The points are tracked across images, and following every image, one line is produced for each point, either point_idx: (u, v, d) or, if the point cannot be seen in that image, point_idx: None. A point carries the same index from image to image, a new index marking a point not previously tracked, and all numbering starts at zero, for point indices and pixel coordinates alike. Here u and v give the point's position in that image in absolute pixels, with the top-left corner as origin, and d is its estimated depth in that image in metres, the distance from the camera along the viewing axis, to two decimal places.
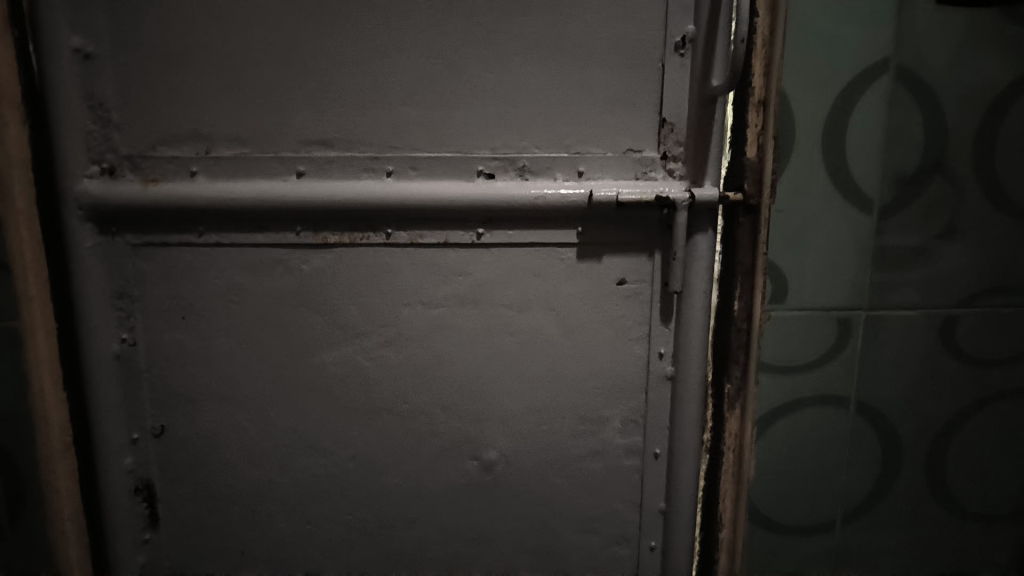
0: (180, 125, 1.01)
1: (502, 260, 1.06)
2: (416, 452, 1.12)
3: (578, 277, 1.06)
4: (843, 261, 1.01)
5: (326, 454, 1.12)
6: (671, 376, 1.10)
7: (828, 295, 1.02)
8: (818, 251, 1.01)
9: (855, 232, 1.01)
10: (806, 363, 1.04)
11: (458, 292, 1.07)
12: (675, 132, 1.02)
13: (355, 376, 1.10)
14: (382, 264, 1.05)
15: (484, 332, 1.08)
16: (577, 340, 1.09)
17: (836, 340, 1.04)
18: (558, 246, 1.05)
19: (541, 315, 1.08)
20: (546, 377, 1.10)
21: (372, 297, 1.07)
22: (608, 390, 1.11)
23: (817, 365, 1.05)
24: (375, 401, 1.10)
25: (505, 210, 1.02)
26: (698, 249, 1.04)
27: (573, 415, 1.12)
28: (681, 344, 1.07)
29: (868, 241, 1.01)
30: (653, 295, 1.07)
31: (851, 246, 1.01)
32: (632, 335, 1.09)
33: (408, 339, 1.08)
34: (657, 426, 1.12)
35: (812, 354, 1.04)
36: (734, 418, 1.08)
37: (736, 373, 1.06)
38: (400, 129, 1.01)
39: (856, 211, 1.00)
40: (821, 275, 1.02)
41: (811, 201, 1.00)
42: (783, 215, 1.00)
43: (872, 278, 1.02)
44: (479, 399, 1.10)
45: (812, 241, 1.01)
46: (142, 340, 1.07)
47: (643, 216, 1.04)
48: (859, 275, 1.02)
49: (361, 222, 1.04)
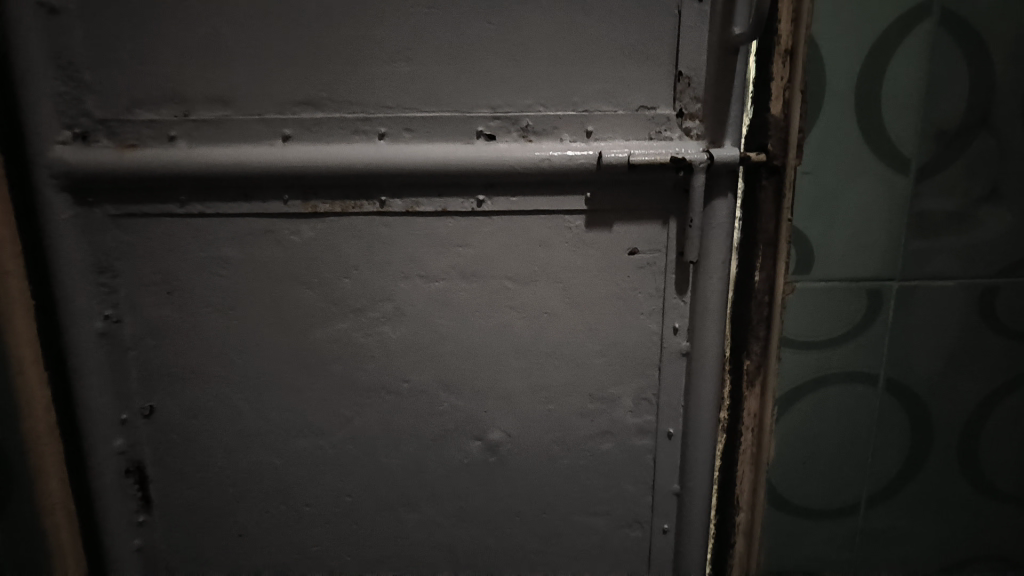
0: (156, 86, 0.94)
1: (504, 230, 0.99)
2: (417, 433, 1.07)
3: (587, 247, 0.99)
4: (875, 226, 0.93)
5: (323, 435, 1.07)
6: (686, 352, 1.03)
7: (858, 265, 0.94)
8: (847, 216, 0.93)
9: (888, 195, 0.92)
10: (833, 338, 0.97)
11: (458, 264, 1.00)
12: (692, 87, 0.94)
13: (350, 353, 1.04)
14: (377, 234, 0.99)
15: (487, 307, 1.02)
16: (586, 315, 1.02)
17: (865, 314, 0.96)
18: (565, 213, 0.97)
19: (547, 288, 1.01)
20: (553, 354, 1.03)
21: (366, 270, 1.00)
22: (620, 367, 1.04)
23: (843, 341, 0.97)
24: (373, 380, 1.05)
25: (507, 175, 0.95)
26: (716, 216, 0.96)
27: (582, 394, 1.05)
28: (696, 318, 1.00)
29: (904, 205, 0.92)
30: (668, 266, 1.00)
31: (883, 211, 0.93)
32: (644, 309, 1.02)
33: (406, 314, 1.02)
34: (671, 404, 1.06)
35: (839, 328, 0.96)
36: (754, 397, 1.01)
37: (757, 348, 0.98)
38: (393, 88, 0.94)
39: (890, 173, 0.91)
40: (850, 243, 0.93)
41: (840, 162, 0.91)
42: (809, 177, 0.91)
43: (907, 245, 0.94)
44: (482, 377, 1.04)
45: (841, 206, 0.92)
46: (127, 317, 1.02)
47: (658, 180, 0.96)
48: (891, 243, 0.93)
49: (353, 189, 0.97)
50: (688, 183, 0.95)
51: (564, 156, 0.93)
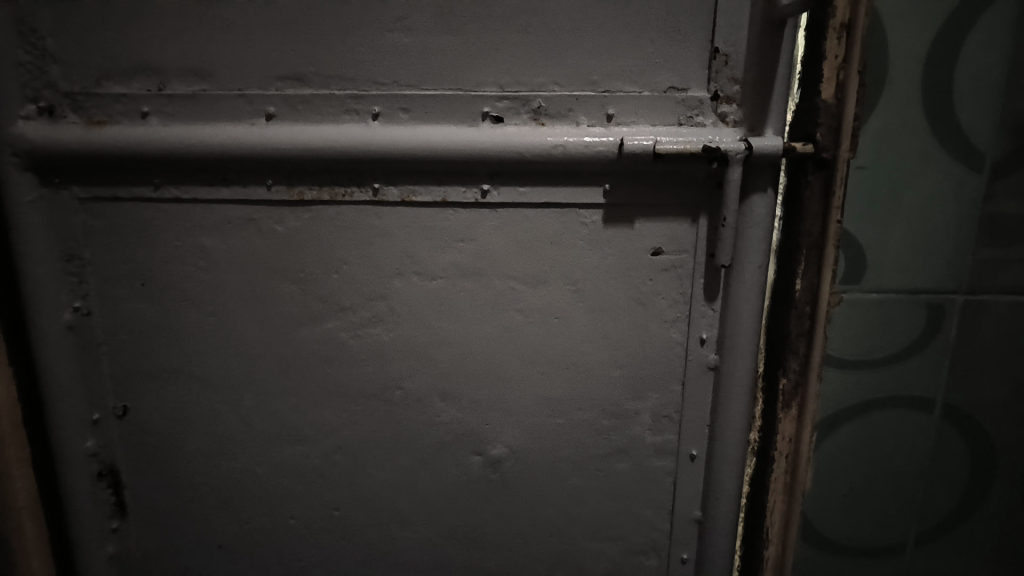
0: (127, 55, 0.84)
1: (510, 224, 0.88)
2: (412, 445, 0.97)
3: (604, 245, 0.88)
4: (939, 231, 0.80)
5: (310, 444, 0.98)
6: (713, 366, 0.91)
7: (916, 274, 0.82)
8: (907, 218, 0.80)
9: (956, 196, 0.79)
10: (883, 357, 0.85)
11: (460, 261, 0.90)
12: (730, 66, 0.81)
13: (339, 356, 0.94)
14: (369, 226, 0.89)
15: (491, 309, 0.91)
16: (601, 321, 0.91)
17: (922, 332, 0.84)
18: (580, 207, 0.86)
19: (559, 291, 0.90)
20: (564, 363, 0.93)
21: (358, 265, 0.91)
22: (638, 380, 0.93)
23: (895, 361, 0.85)
24: (364, 385, 0.95)
25: (514, 164, 0.84)
26: (753, 215, 0.84)
27: (595, 409, 0.94)
28: (727, 329, 0.89)
29: (974, 207, 0.80)
30: (696, 270, 0.88)
31: (950, 213, 0.80)
32: (667, 317, 0.91)
33: (401, 315, 0.92)
34: (694, 424, 0.94)
35: (892, 345, 0.84)
36: (789, 419, 0.89)
37: (795, 366, 0.87)
38: (389, 62, 0.83)
39: (960, 169, 0.78)
40: (909, 249, 0.81)
41: (902, 155, 0.78)
42: (864, 172, 0.79)
43: (975, 253, 0.81)
44: (484, 386, 0.94)
45: (900, 206, 0.80)
46: (98, 309, 0.93)
47: (687, 172, 0.84)
48: (958, 251, 0.81)
49: (343, 175, 0.87)
50: (722, 175, 0.83)
51: (581, 141, 0.81)
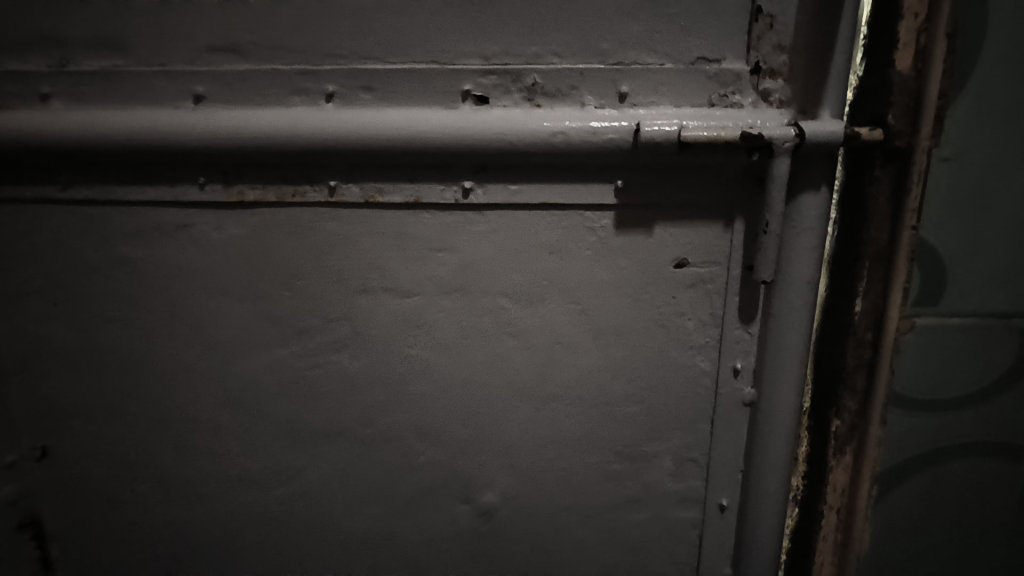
0: (19, 23, 0.67)
1: (501, 230, 0.71)
2: (388, 490, 0.81)
3: (616, 256, 0.71)
4: None
5: (265, 489, 0.82)
6: (750, 401, 0.75)
7: (1009, 294, 0.65)
8: (999, 224, 0.63)
9: None
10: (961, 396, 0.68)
11: (440, 276, 0.73)
12: (776, 29, 0.64)
13: (295, 388, 0.78)
14: (327, 233, 0.72)
15: (478, 333, 0.75)
16: (613, 348, 0.75)
17: (1012, 366, 0.67)
18: (587, 209, 0.70)
19: (561, 310, 0.74)
20: (567, 397, 0.77)
21: (315, 279, 0.74)
22: (657, 418, 0.77)
23: (976, 403, 0.68)
24: (327, 422, 0.79)
25: (502, 156, 0.67)
26: (802, 218, 0.67)
27: (605, 450, 0.78)
28: (767, 359, 0.73)
29: None
30: (731, 286, 0.71)
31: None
32: (694, 342, 0.74)
33: (369, 340, 0.76)
34: (725, 468, 0.78)
35: (972, 382, 0.67)
36: (841, 468, 0.73)
37: (851, 406, 0.71)
38: (345, 28, 0.66)
39: None
40: (998, 264, 0.64)
41: (996, 145, 0.61)
42: (945, 166, 0.62)
43: None
44: (471, 424, 0.78)
45: (989, 209, 0.63)
46: (6, 333, 0.78)
47: (720, 164, 0.67)
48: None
49: (292, 170, 0.70)
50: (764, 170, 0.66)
51: (587, 126, 0.64)
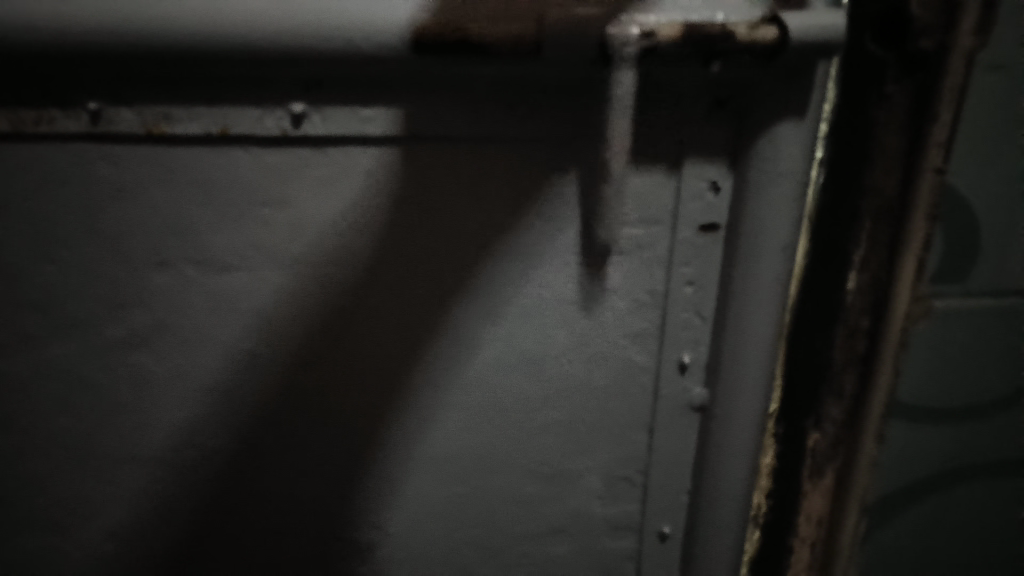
0: None
1: (336, 176, 0.49)
2: (208, 539, 0.58)
3: (504, 215, 0.51)
4: None
5: (35, 539, 0.57)
6: (698, 404, 0.57)
7: None
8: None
9: None
10: (986, 406, 0.50)
11: (257, 240, 0.50)
12: None
13: (59, 407, 0.53)
14: (101, 176, 0.48)
15: (318, 328, 0.53)
16: (517, 347, 0.55)
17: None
18: (446, 158, 0.49)
19: (420, 292, 0.52)
20: (453, 403, 0.56)
21: (86, 245, 0.49)
22: (575, 426, 0.58)
23: (1002, 415, 0.51)
24: (116, 457, 0.55)
25: (342, 67, 0.44)
26: (780, 158, 0.47)
27: (513, 470, 0.59)
28: (723, 347, 0.53)
29: None
30: (678, 254, 0.52)
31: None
32: (625, 327, 0.55)
33: (166, 335, 0.52)
34: (666, 488, 0.60)
35: (1003, 389, 0.50)
36: (820, 491, 0.55)
37: (835, 416, 0.53)
38: None
39: None
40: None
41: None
42: (995, 79, 0.42)
43: None
44: (327, 450, 0.56)
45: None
46: None
47: (669, 80, 0.46)
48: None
49: (29, 82, 0.45)
50: (740, 89, 0.47)
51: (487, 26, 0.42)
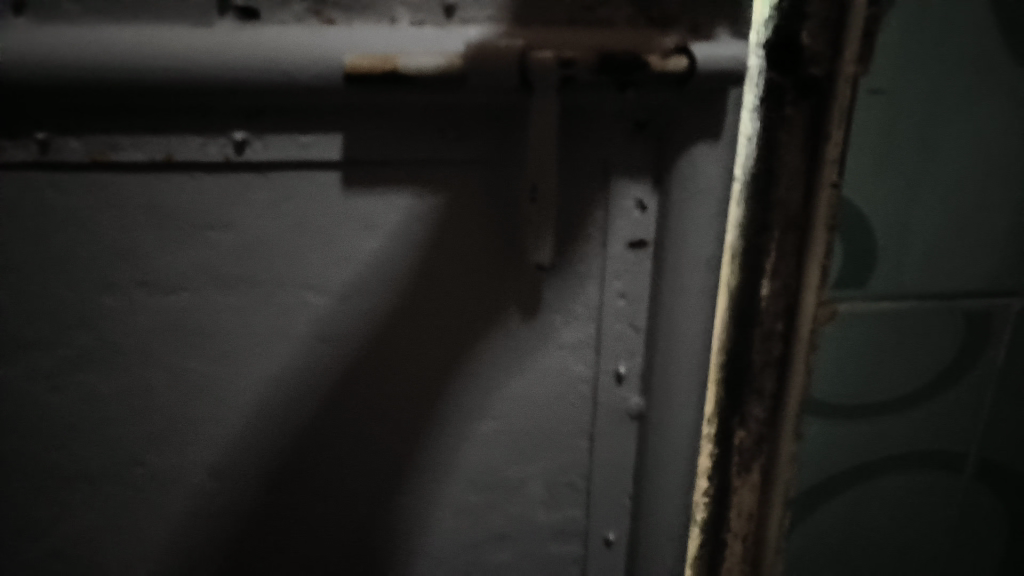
0: None
1: (280, 200, 0.51)
2: (165, 553, 0.60)
3: (442, 237, 0.53)
4: (977, 203, 0.50)
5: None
6: (636, 411, 0.60)
7: (953, 274, 0.51)
8: (941, 186, 0.49)
9: (1013, 148, 0.49)
10: (895, 403, 0.54)
11: (206, 261, 0.53)
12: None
13: (13, 427, 0.55)
14: (51, 204, 0.50)
15: (265, 344, 0.55)
16: (460, 361, 0.57)
17: (952, 369, 0.54)
18: (382, 182, 0.51)
19: (356, 312, 0.54)
20: (399, 419, 0.58)
21: (37, 270, 0.51)
22: (507, 436, 0.60)
23: (909, 412, 0.55)
24: (72, 475, 0.57)
25: (277, 96, 0.46)
26: (693, 176, 0.51)
27: (460, 480, 0.61)
28: (655, 356, 0.56)
29: None
30: (608, 269, 0.55)
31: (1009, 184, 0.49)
32: (563, 340, 0.58)
33: (119, 354, 0.54)
34: (610, 493, 0.63)
35: (904, 383, 0.54)
36: (748, 488, 0.58)
37: (759, 415, 0.56)
38: None
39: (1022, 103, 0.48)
40: (940, 241, 0.50)
41: (940, 81, 0.46)
42: (879, 103, 0.46)
43: None
44: (279, 462, 0.59)
45: (931, 166, 0.48)
46: None
47: (590, 107, 0.50)
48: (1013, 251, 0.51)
49: None
50: (657, 111, 0.51)
51: (411, 61, 0.44)
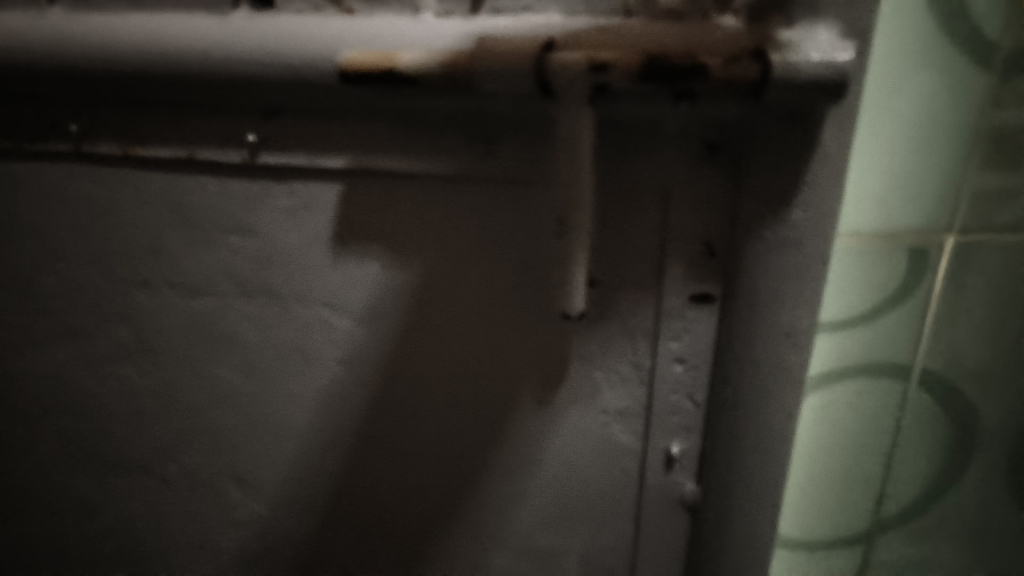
0: None
1: (298, 208, 0.47)
2: (197, 546, 0.60)
3: (462, 258, 0.45)
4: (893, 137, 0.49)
5: (51, 524, 0.61)
6: (690, 502, 0.46)
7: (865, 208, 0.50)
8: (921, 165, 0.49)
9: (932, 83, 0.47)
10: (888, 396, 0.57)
11: (231, 266, 0.50)
12: None
13: (66, 407, 0.57)
14: (94, 196, 0.50)
15: (282, 359, 0.52)
16: (481, 403, 0.49)
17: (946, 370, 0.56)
18: (398, 194, 0.44)
19: (373, 335, 0.49)
20: (415, 451, 0.52)
21: (83, 260, 0.52)
22: (537, 507, 0.51)
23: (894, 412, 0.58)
24: (114, 459, 0.58)
25: (278, 93, 0.41)
26: (786, 222, 0.36)
27: (479, 532, 0.53)
28: (717, 446, 0.43)
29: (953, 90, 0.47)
30: (663, 325, 0.42)
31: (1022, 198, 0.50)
32: (604, 402, 0.46)
33: (153, 349, 0.54)
34: None
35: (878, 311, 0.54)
36: None
37: None
38: None
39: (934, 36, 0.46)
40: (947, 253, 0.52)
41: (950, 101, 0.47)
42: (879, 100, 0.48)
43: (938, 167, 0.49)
44: (298, 478, 0.55)
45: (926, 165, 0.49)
46: None
47: (647, 125, 0.38)
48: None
49: (24, 104, 0.48)
50: (737, 129, 0.37)
51: (412, 55, 0.36)
